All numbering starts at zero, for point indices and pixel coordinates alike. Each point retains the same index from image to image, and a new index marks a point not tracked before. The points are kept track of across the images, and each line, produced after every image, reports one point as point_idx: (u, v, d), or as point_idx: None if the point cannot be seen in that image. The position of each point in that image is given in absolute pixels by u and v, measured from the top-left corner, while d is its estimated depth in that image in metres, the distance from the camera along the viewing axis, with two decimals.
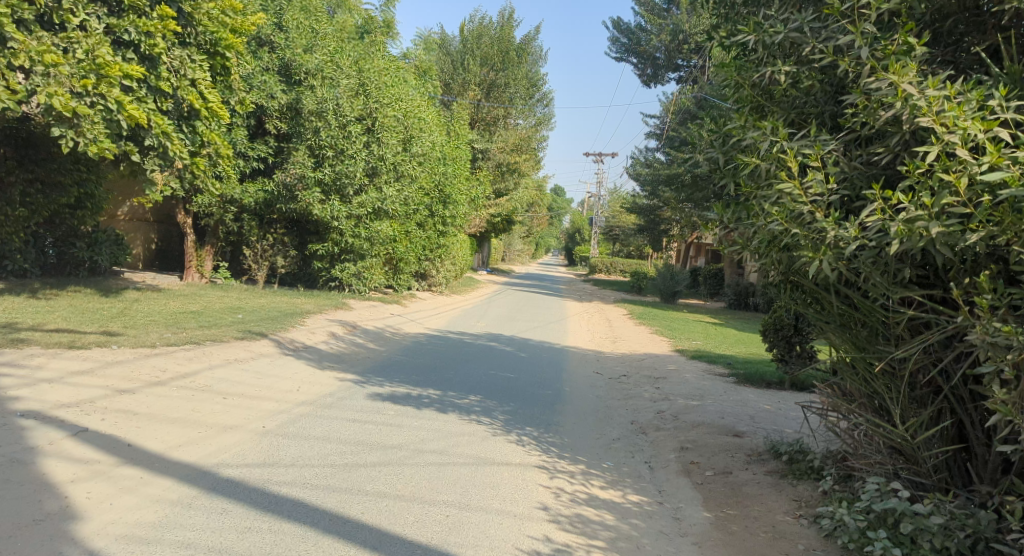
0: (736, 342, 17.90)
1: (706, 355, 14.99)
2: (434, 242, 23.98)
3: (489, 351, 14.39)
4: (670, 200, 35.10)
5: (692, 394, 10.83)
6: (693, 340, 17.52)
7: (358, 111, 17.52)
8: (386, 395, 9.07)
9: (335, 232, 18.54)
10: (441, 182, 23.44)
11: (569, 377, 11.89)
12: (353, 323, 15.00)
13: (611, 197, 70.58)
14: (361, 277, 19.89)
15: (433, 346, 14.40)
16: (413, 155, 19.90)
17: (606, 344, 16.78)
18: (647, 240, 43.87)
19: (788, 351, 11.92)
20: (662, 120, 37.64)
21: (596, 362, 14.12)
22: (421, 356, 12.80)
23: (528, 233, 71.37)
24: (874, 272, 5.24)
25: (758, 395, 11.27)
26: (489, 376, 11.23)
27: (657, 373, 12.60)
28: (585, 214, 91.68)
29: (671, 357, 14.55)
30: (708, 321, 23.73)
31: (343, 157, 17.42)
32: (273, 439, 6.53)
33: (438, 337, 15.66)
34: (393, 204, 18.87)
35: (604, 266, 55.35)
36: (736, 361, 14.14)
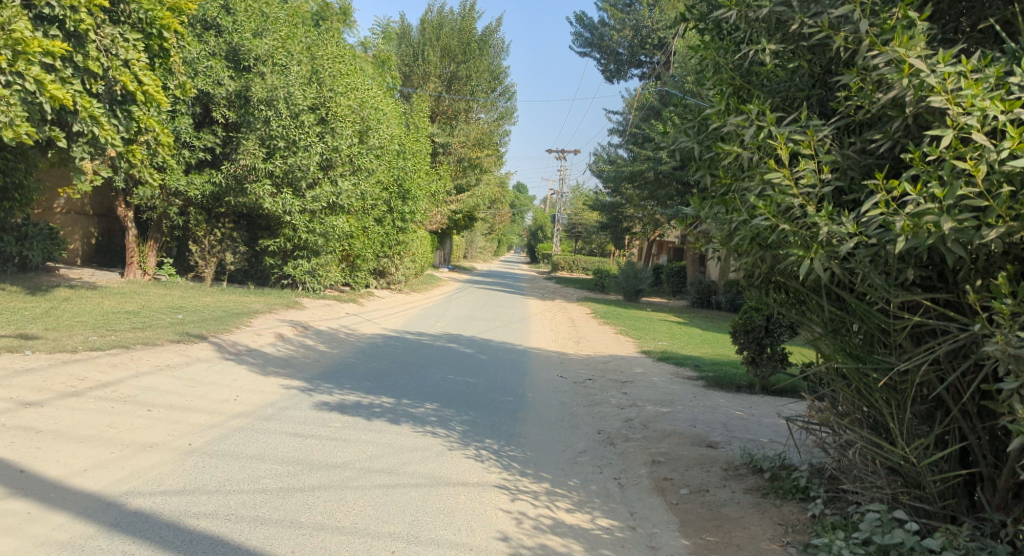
0: (702, 343, 17.45)
1: (673, 356, 14.48)
2: (392, 238, 23.23)
3: (448, 353, 13.72)
4: (633, 197, 34.72)
5: (662, 400, 10.27)
6: (659, 340, 17.01)
7: (312, 99, 16.85)
8: (334, 404, 8.37)
9: (288, 227, 17.73)
10: (400, 177, 22.69)
11: (532, 382, 11.26)
12: (305, 323, 14.22)
13: (573, 194, 70.19)
14: (316, 274, 19.08)
15: (389, 348, 13.68)
16: (370, 148, 19.18)
17: (570, 345, 16.20)
18: (610, 238, 43.51)
19: (759, 354, 11.38)
20: (626, 116, 37.19)
21: (560, 364, 13.53)
22: (374, 359, 12.09)
23: (490, 230, 70.72)
24: (873, 272, 4.68)
25: (729, 400, 10.74)
26: (446, 381, 10.56)
27: (623, 376, 12.03)
28: (547, 211, 91.27)
29: (637, 359, 14.01)
30: (673, 320, 23.32)
31: (295, 148, 16.73)
32: (199, 459, 5.81)
33: (395, 339, 14.94)
34: (348, 199, 18.19)
35: (567, 264, 54.92)
36: (704, 364, 13.63)
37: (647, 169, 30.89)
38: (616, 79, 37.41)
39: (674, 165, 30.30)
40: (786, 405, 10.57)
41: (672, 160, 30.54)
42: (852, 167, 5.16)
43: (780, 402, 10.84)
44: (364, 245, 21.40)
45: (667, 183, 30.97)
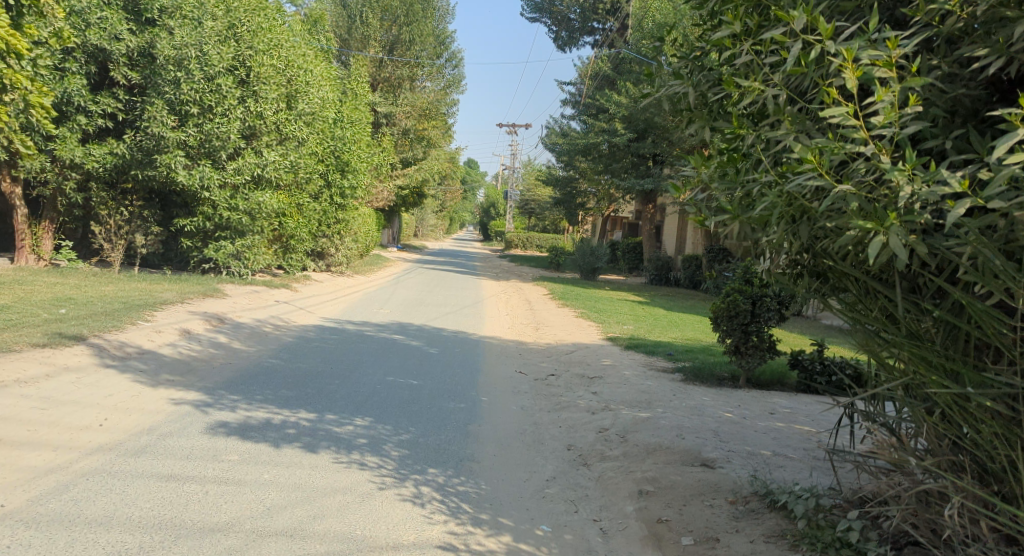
0: (670, 325, 15.94)
1: (642, 343, 12.92)
2: (331, 216, 21.40)
3: (389, 347, 12.05)
4: (587, 170, 33.22)
5: (638, 401, 8.71)
6: (624, 324, 15.50)
7: (229, 60, 15.14)
8: (235, 424, 6.64)
9: (206, 205, 15.93)
10: (336, 148, 20.73)
11: (485, 382, 9.66)
12: (222, 314, 12.40)
13: (526, 169, 68.56)
14: (243, 257, 17.18)
15: (321, 341, 11.93)
16: (299, 115, 17.25)
17: (527, 332, 14.60)
18: (564, 213, 42.00)
19: (746, 343, 9.80)
20: (579, 85, 35.54)
21: (518, 356, 11.97)
22: (304, 357, 10.39)
23: (441, 206, 68.83)
24: (992, 252, 3.20)
25: (714, 398, 9.19)
26: (386, 385, 8.91)
27: (590, 370, 10.45)
28: (499, 187, 89.50)
29: (603, 348, 12.44)
30: (633, 300, 21.84)
31: (211, 114, 15.04)
32: (11, 533, 4.18)
33: (330, 329, 13.19)
34: (276, 172, 16.33)
35: (521, 241, 53.38)
36: (677, 352, 12.13)
37: (601, 141, 29.38)
38: (568, 47, 35.69)
39: (630, 136, 28.80)
40: (780, 403, 9.07)
41: (627, 130, 29.05)
42: (944, 99, 3.58)
43: (772, 398, 9.33)
44: (299, 223, 19.49)
45: (622, 155, 29.47)
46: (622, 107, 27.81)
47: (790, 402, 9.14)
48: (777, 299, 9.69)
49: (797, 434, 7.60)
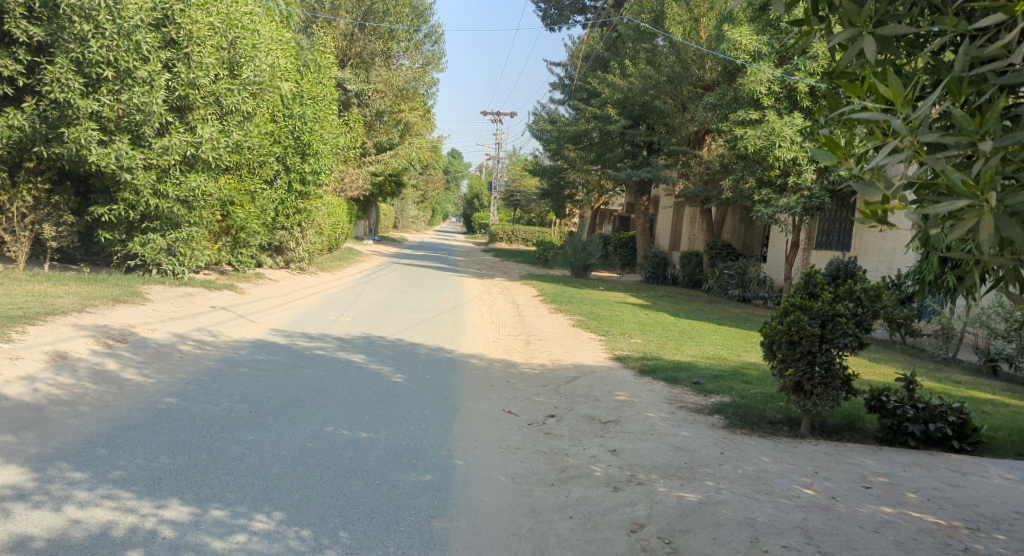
0: (684, 338, 13.42)
1: (659, 366, 10.40)
2: (290, 206, 18.77)
3: (338, 372, 9.48)
4: (576, 158, 30.67)
5: (675, 469, 6.17)
6: (632, 339, 12.92)
7: (152, 14, 12.50)
8: (48, 541, 4.11)
9: (128, 190, 13.26)
10: (292, 128, 17.99)
11: (461, 431, 7.13)
12: (128, 329, 9.76)
13: (511, 159, 65.85)
14: (176, 252, 14.53)
15: (251, 363, 9.31)
16: (244, 85, 14.57)
17: (516, 348, 12.07)
18: (551, 206, 39.42)
19: (813, 379, 7.23)
20: (568, 67, 32.88)
21: (507, 384, 9.46)
22: (218, 390, 7.80)
23: (422, 196, 66.15)
24: None
25: (777, 456, 6.64)
26: (323, 445, 6.36)
27: (602, 411, 7.92)
28: (483, 179, 86.70)
29: (611, 373, 9.93)
30: (633, 304, 19.35)
31: (129, 80, 12.41)
32: None
33: (269, 345, 10.59)
34: (213, 153, 13.71)
35: (505, 234, 50.72)
36: (705, 381, 9.57)
37: (593, 127, 26.70)
38: (557, 27, 33.00)
39: (625, 123, 26.20)
40: (868, 464, 6.51)
41: (622, 116, 26.43)
42: None
43: (853, 455, 6.77)
44: (251, 214, 16.88)
45: (616, 143, 26.81)
46: (616, 90, 25.29)
47: (881, 465, 6.58)
48: (854, 320, 7.13)
49: (924, 532, 5.16)
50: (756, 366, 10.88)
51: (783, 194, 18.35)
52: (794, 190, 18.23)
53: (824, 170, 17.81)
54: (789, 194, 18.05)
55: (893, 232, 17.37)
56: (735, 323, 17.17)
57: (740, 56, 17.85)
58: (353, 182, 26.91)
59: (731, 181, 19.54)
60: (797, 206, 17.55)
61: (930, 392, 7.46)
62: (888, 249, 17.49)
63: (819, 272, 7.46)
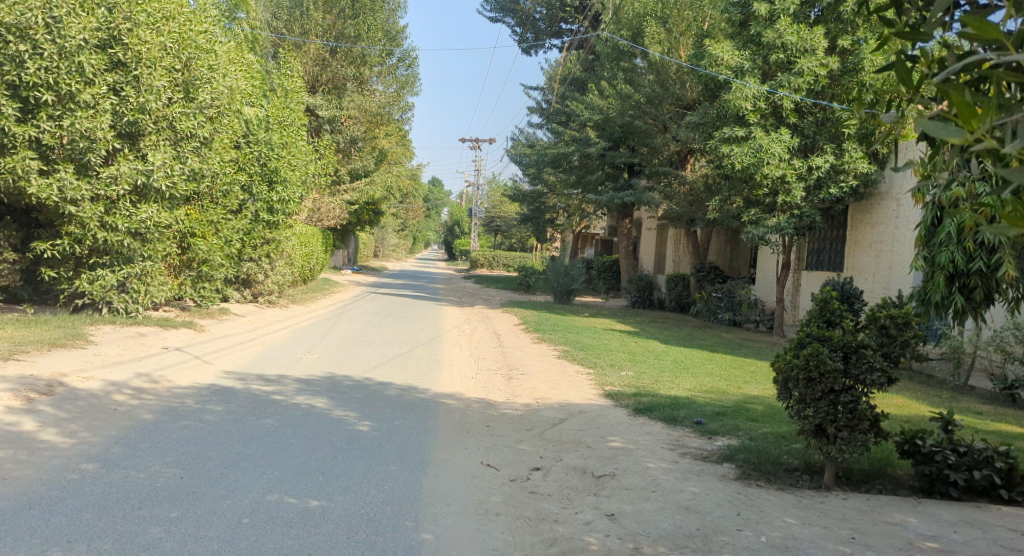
0: (678, 369, 12.46)
1: (655, 403, 9.43)
2: (258, 237, 17.72)
3: (296, 419, 8.44)
4: (556, 183, 29.86)
5: (686, 539, 5.22)
6: (622, 371, 11.94)
7: (96, 33, 11.47)
8: None
9: (74, 223, 12.13)
10: (257, 155, 16.97)
11: (433, 495, 6.12)
12: (57, 384, 8.72)
13: (491, 186, 65.06)
14: (130, 288, 13.41)
15: (196, 413, 8.29)
16: (200, 108, 13.41)
17: (497, 385, 11.08)
18: (532, 231, 38.54)
19: (837, 422, 6.23)
20: (546, 90, 32.14)
21: (486, 428, 8.47)
22: (153, 451, 6.77)
23: (402, 224, 65.16)
24: None
25: (802, 515, 5.68)
26: (268, 524, 5.33)
27: (594, 462, 6.94)
28: (463, 205, 85.89)
29: (603, 413, 8.95)
30: (620, 332, 18.44)
31: (72, 104, 11.39)
32: None
33: (221, 391, 9.56)
34: (167, 182, 12.61)
35: (487, 260, 49.81)
36: (705, 420, 8.60)
37: (573, 151, 25.86)
38: (533, 50, 32.31)
39: (606, 145, 25.41)
40: (909, 524, 5.56)
41: (602, 138, 25.64)
42: None
43: (889, 511, 5.83)
44: (214, 245, 15.84)
45: (597, 166, 26.02)
46: (595, 111, 24.52)
47: (924, 524, 5.64)
48: (882, 352, 6.16)
49: None
50: (759, 401, 9.92)
51: (771, 213, 17.38)
52: (782, 209, 17.31)
53: (814, 188, 16.94)
54: (779, 214, 17.23)
55: (887, 248, 16.64)
56: (729, 349, 16.27)
57: (723, 72, 16.93)
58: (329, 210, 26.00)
59: (718, 202, 18.76)
60: (788, 226, 16.72)
61: (969, 433, 6.51)
62: (886, 266, 16.76)
63: (836, 297, 6.50)
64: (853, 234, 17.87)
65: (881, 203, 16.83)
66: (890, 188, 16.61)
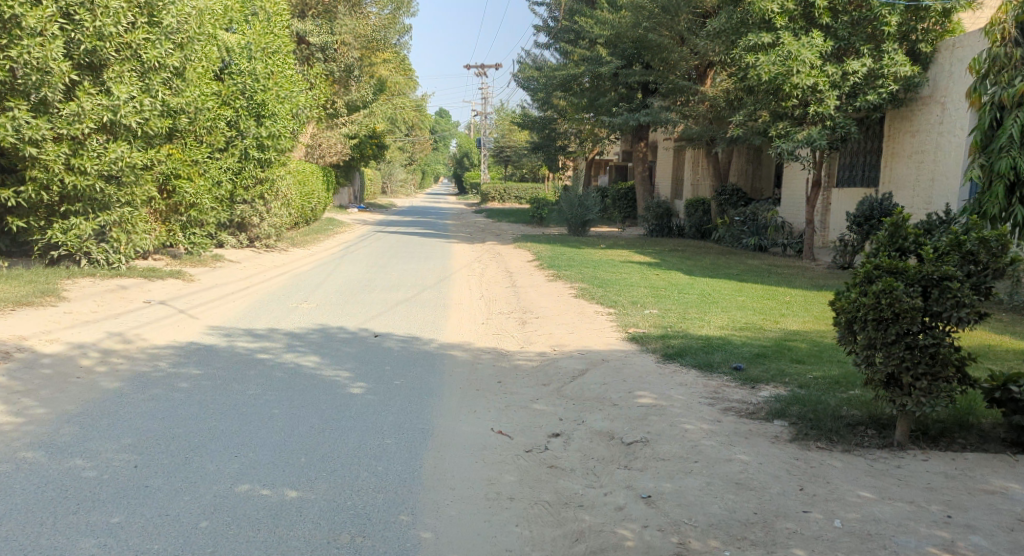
0: (706, 304, 11.46)
1: (686, 346, 8.44)
2: (249, 176, 16.64)
3: (281, 381, 7.50)
4: (565, 106, 28.40)
5: (744, 529, 4.25)
6: (646, 310, 10.94)
7: None
8: None
9: (36, 166, 11.08)
10: (240, 87, 15.86)
11: (434, 474, 5.18)
12: (15, 353, 7.80)
13: (499, 114, 63.21)
14: (110, 236, 12.48)
15: (168, 380, 7.35)
16: (166, 33, 12.18)
17: (509, 332, 10.16)
18: (542, 160, 37.16)
19: (915, 370, 5.20)
20: (552, 7, 30.32)
21: (497, 385, 7.52)
22: (109, 431, 5.82)
23: (409, 158, 63.67)
24: None
25: (879, 483, 4.69)
26: (232, 530, 4.37)
27: (621, 423, 5.95)
28: (471, 137, 84.08)
29: (629, 361, 7.97)
30: (640, 263, 17.39)
31: (16, 32, 10.20)
32: None
33: (202, 351, 8.64)
34: (136, 119, 11.55)
35: (497, 193, 48.54)
36: (744, 365, 7.60)
37: (583, 72, 24.39)
38: None
39: (618, 63, 23.89)
40: (1015, 496, 4.55)
41: (613, 56, 24.09)
42: None
43: (984, 476, 4.83)
44: (201, 188, 14.89)
45: (609, 86, 24.60)
46: (606, 26, 22.92)
47: None
48: (970, 283, 5.07)
49: None
50: (803, 338, 8.91)
51: (800, 125, 16.28)
52: (814, 120, 16.20)
53: (848, 97, 15.81)
54: (811, 126, 16.06)
55: (932, 157, 15.72)
56: (756, 277, 15.19)
57: None
58: (330, 147, 27.35)
59: (742, 117, 17.43)
60: (821, 139, 15.57)
61: None
62: (929, 177, 15.84)
63: (910, 219, 5.40)
64: (891, 144, 16.95)
65: (924, 109, 15.88)
66: (934, 93, 15.61)
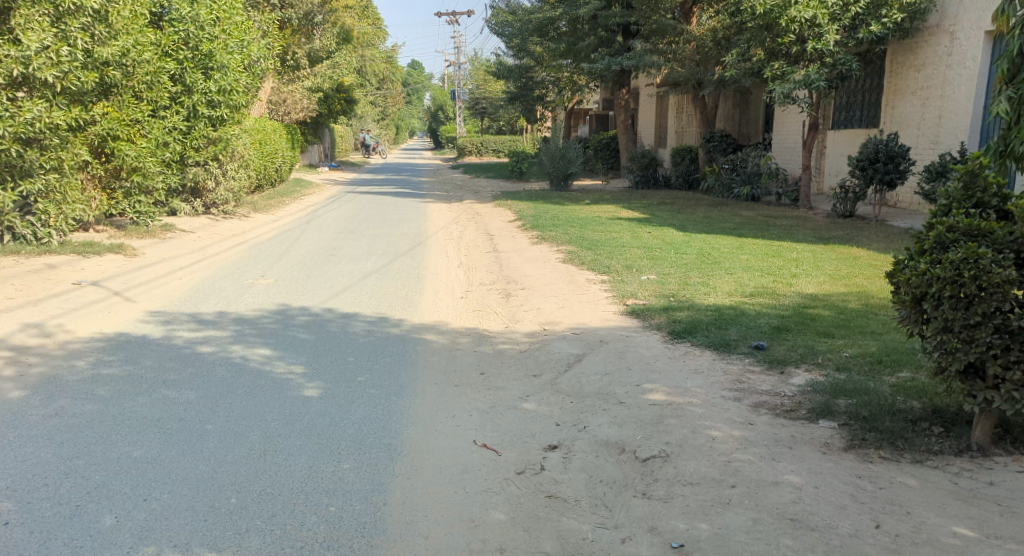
0: (708, 266, 10.38)
1: (695, 321, 7.36)
2: (199, 136, 15.30)
3: (220, 385, 6.37)
4: (542, 52, 26.96)
5: None
6: (642, 277, 9.82)
7: None
8: None
9: None
10: (182, 36, 14.50)
11: (402, 517, 4.09)
12: None
13: (473, 64, 61.27)
14: (36, 209, 11.76)
15: (81, 390, 6.17)
16: None
17: (492, 309, 9.04)
18: (519, 110, 35.73)
19: (1005, 357, 4.11)
20: None
21: (479, 381, 6.42)
22: None
23: (381, 113, 61.76)
24: None
25: (976, 515, 3.65)
26: None
27: (633, 431, 4.88)
28: (446, 89, 81.98)
29: (632, 343, 6.89)
30: (629, 218, 16.26)
31: None
32: None
33: (136, 345, 7.46)
34: (52, 73, 11.00)
35: (474, 146, 47.02)
36: (766, 342, 6.50)
37: (560, 15, 23.00)
38: None
39: (597, 4, 22.45)
40: None
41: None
42: None
43: None
44: (143, 150, 13.67)
45: (587, 30, 23.19)
46: None
47: None
48: None
49: None
50: (825, 304, 7.81)
51: (797, 64, 15.10)
52: (812, 58, 15.02)
53: (847, 30, 14.74)
54: (810, 64, 14.81)
55: (938, 94, 14.64)
56: (752, 230, 14.13)
57: None
58: (296, 103, 26.39)
59: (734, 56, 16.19)
60: (821, 78, 14.39)
61: None
62: (935, 115, 14.76)
63: (989, 165, 4.31)
64: (893, 81, 15.88)
65: (931, 40, 14.77)
66: (942, 22, 14.49)
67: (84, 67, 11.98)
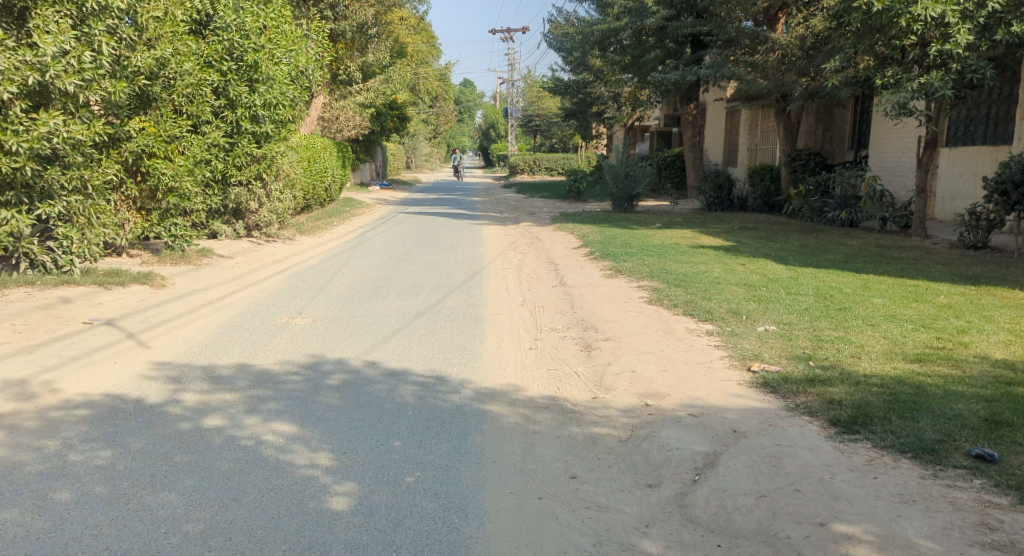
0: (839, 312, 8.37)
1: (862, 402, 5.39)
2: (244, 154, 13.75)
3: (222, 492, 4.70)
4: (605, 66, 25.09)
5: None
6: (760, 328, 7.82)
7: None
8: None
9: None
10: (226, 45, 12.98)
11: None
12: None
13: (527, 81, 59.75)
14: (57, 233, 10.01)
15: (40, 510, 4.50)
16: None
17: (571, 368, 7.13)
18: (577, 127, 33.96)
19: None
20: None
21: (573, 493, 4.64)
22: None
23: (432, 130, 60.50)
24: None
25: None
26: None
27: None
28: (497, 108, 80.63)
29: (781, 437, 4.98)
30: (716, 248, 14.30)
31: None
32: None
33: (131, 421, 5.78)
34: (73, 82, 9.16)
35: (527, 164, 45.36)
36: (992, 447, 4.52)
37: (623, 26, 20.97)
38: None
39: (667, 12, 20.47)
40: None
41: (660, 5, 20.64)
42: None
43: None
44: (181, 169, 12.11)
45: (654, 42, 21.21)
46: None
47: None
48: None
49: None
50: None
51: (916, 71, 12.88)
52: (933, 65, 12.78)
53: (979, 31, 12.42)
54: (931, 71, 12.58)
55: None
56: (869, 263, 12.02)
57: None
58: (347, 118, 25.60)
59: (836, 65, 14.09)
60: (945, 87, 12.01)
61: None
62: None
63: None
64: None
65: None
66: None
67: (114, 76, 10.37)
